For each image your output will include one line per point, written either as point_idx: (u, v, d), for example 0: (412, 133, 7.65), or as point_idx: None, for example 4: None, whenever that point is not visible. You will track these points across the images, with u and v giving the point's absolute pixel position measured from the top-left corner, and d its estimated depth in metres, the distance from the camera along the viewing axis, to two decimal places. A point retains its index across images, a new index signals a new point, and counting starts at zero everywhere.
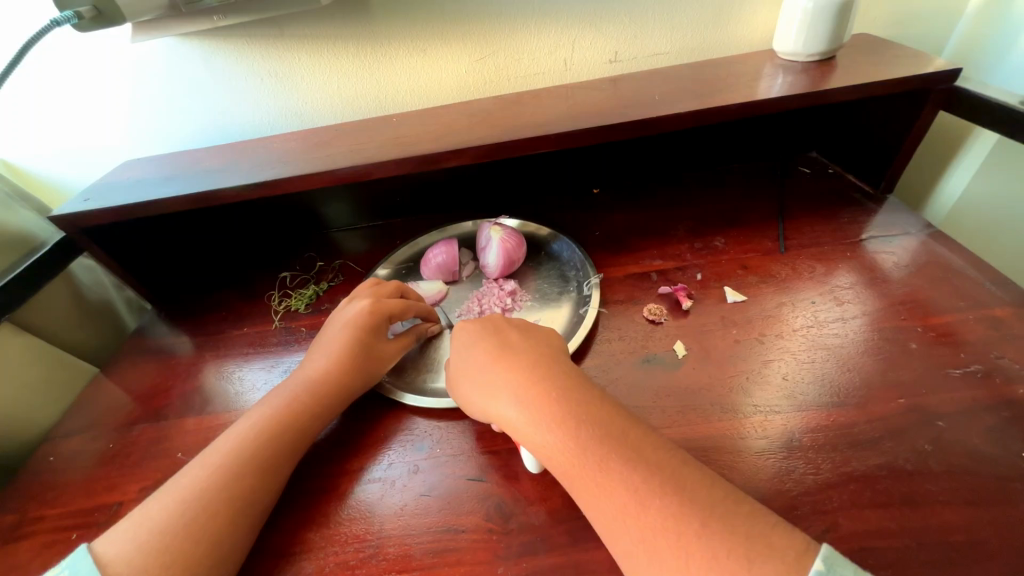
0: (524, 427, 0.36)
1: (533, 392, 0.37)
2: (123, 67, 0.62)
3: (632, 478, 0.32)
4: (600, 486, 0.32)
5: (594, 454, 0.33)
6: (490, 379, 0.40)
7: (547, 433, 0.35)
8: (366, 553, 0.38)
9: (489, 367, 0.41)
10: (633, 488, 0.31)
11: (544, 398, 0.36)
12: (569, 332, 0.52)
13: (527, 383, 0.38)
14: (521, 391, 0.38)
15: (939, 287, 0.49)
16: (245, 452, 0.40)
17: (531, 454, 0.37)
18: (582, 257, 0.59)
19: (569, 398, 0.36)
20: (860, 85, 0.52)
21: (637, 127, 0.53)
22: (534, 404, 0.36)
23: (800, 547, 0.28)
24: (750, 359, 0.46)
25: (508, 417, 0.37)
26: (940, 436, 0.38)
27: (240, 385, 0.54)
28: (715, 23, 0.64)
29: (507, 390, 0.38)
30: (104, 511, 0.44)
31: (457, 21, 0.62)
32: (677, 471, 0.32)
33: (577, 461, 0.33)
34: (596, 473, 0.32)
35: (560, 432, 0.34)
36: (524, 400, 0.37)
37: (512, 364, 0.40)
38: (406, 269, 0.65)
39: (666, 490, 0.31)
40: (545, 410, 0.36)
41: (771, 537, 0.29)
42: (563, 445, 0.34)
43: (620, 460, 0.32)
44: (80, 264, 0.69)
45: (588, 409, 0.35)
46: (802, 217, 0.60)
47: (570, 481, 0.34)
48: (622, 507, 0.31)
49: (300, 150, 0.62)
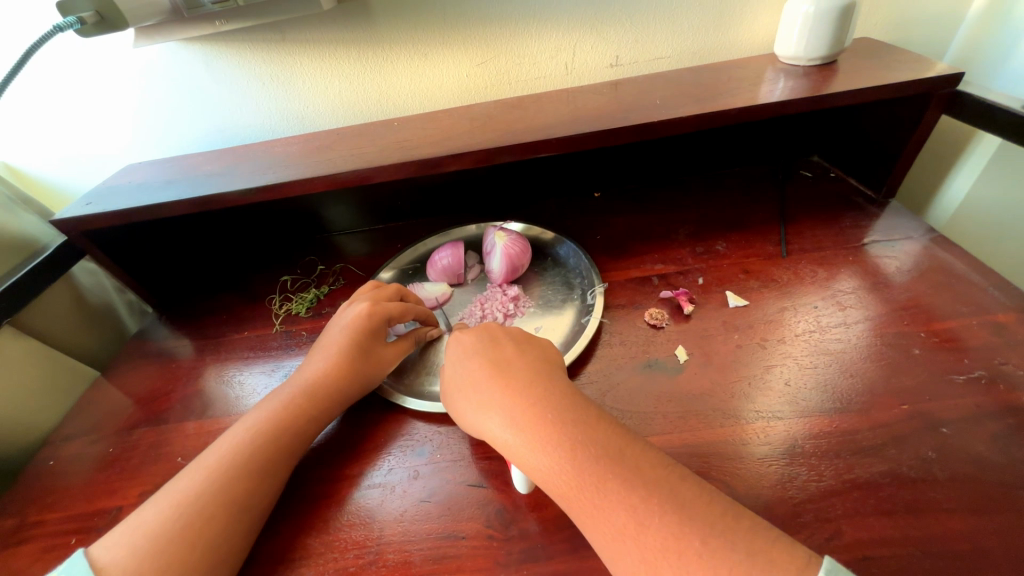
0: (519, 448, 0.36)
1: (527, 412, 0.37)
2: (128, 72, 0.62)
3: (629, 497, 0.31)
4: (597, 507, 0.32)
5: (590, 475, 0.33)
6: (484, 395, 0.40)
7: (541, 454, 0.35)
8: (366, 559, 0.38)
9: (483, 383, 0.41)
10: (630, 508, 0.31)
11: (537, 417, 0.36)
12: (570, 342, 0.52)
13: (522, 403, 0.38)
14: (515, 412, 0.37)
15: (941, 292, 0.49)
16: (244, 456, 0.40)
17: (524, 473, 0.37)
18: (588, 263, 0.59)
19: (567, 418, 0.36)
20: (862, 90, 0.51)
21: (639, 131, 0.53)
22: (528, 425, 0.36)
23: (801, 562, 0.28)
24: (751, 365, 0.46)
25: (503, 437, 0.37)
26: (943, 443, 0.38)
27: (241, 389, 0.54)
28: (716, 27, 0.64)
29: (501, 409, 0.38)
30: (103, 516, 0.44)
31: (460, 26, 0.62)
32: (675, 486, 0.32)
33: (574, 483, 0.33)
34: (594, 492, 0.32)
35: (556, 453, 0.34)
36: (518, 420, 0.37)
37: (509, 383, 0.39)
38: (413, 269, 0.66)
39: (665, 508, 0.31)
40: (539, 432, 0.36)
41: (772, 553, 0.28)
42: (559, 467, 0.34)
43: (618, 480, 0.32)
44: (82, 267, 0.69)
45: (584, 428, 0.35)
46: (802, 221, 0.60)
47: (568, 503, 0.33)
48: (621, 527, 0.31)
49: (301, 154, 0.62)
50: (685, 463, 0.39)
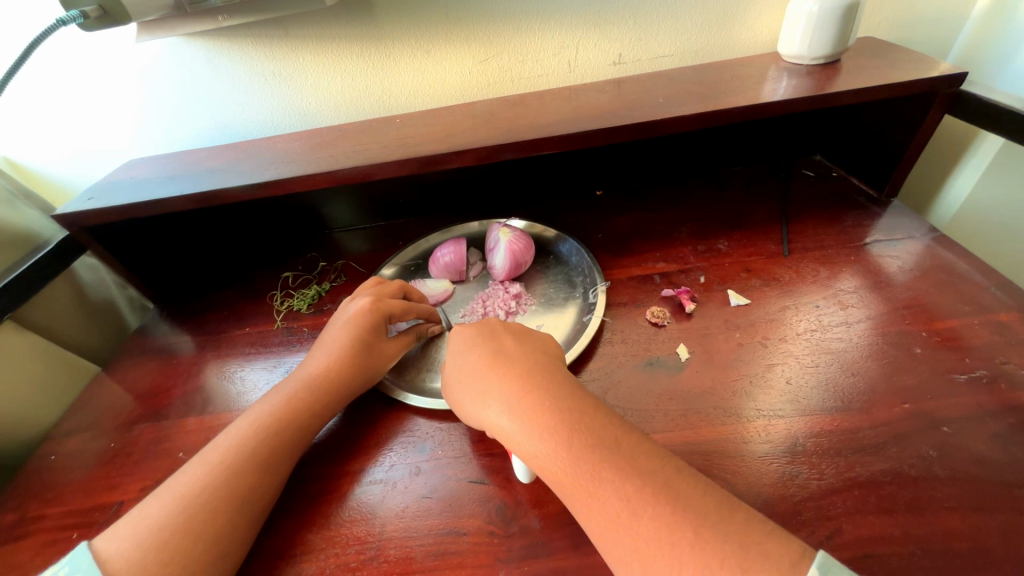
0: (517, 435, 0.36)
1: (525, 401, 0.37)
2: (130, 67, 0.62)
3: (625, 486, 0.31)
4: (593, 494, 0.32)
5: (586, 464, 0.33)
6: (483, 384, 0.40)
7: (537, 442, 0.35)
8: (367, 555, 0.38)
9: (481, 373, 0.41)
10: (625, 497, 0.31)
11: (534, 405, 0.36)
12: (572, 339, 0.52)
13: (520, 392, 0.38)
14: (513, 400, 0.37)
15: (943, 292, 0.49)
16: (245, 451, 0.40)
17: (522, 462, 0.37)
18: (590, 262, 0.59)
19: (565, 409, 0.36)
20: (866, 89, 0.51)
21: (643, 128, 0.53)
22: (525, 414, 0.36)
23: (795, 554, 0.28)
24: (752, 363, 0.46)
25: (500, 424, 0.37)
26: (944, 442, 0.38)
27: (242, 385, 0.54)
28: (720, 25, 0.64)
29: (499, 398, 0.38)
30: (104, 511, 0.44)
31: (463, 22, 0.62)
32: (671, 478, 0.32)
33: (570, 471, 0.33)
34: (590, 481, 0.32)
35: (553, 441, 0.34)
36: (515, 407, 0.37)
37: (506, 373, 0.40)
38: (415, 266, 0.66)
39: (659, 498, 0.31)
40: (536, 420, 0.36)
41: (766, 545, 0.28)
42: (555, 454, 0.34)
43: (613, 468, 0.32)
44: (82, 263, 0.68)
45: (582, 419, 0.35)
46: (805, 220, 0.60)
47: (564, 490, 0.33)
48: (616, 516, 0.31)
49: (304, 150, 0.62)
50: (686, 461, 0.39)
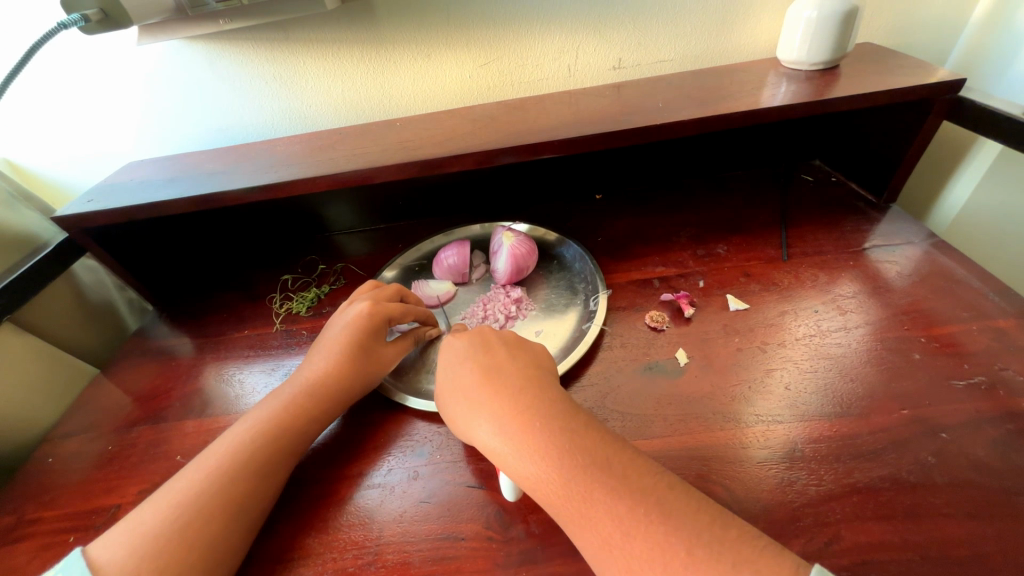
0: (508, 456, 0.36)
1: (516, 421, 0.37)
2: (131, 70, 0.62)
3: (617, 506, 0.31)
4: (585, 515, 0.32)
5: (577, 484, 0.33)
6: (475, 400, 0.40)
7: (528, 462, 0.35)
8: (366, 559, 0.37)
9: (475, 388, 0.41)
10: (617, 517, 0.31)
11: (527, 424, 0.36)
12: (570, 348, 0.51)
13: (511, 410, 0.38)
14: (504, 418, 0.38)
15: (941, 297, 0.49)
16: (243, 456, 0.40)
17: (512, 480, 0.37)
18: (593, 269, 0.59)
19: (558, 425, 0.36)
20: (866, 95, 0.51)
21: (642, 133, 0.53)
22: (516, 434, 0.36)
23: (789, 569, 0.28)
24: (751, 368, 0.46)
25: (491, 444, 0.37)
26: (943, 448, 0.38)
27: (241, 388, 0.54)
28: (719, 31, 0.64)
29: (491, 416, 0.38)
30: (102, 514, 0.44)
31: (463, 26, 0.62)
32: (664, 496, 0.32)
33: (561, 491, 0.33)
34: (580, 503, 0.32)
35: (544, 462, 0.34)
36: (507, 427, 0.37)
37: (497, 390, 0.40)
38: (418, 266, 0.66)
39: (649, 517, 0.31)
40: (528, 439, 0.36)
41: (757, 562, 0.28)
42: (546, 475, 0.34)
43: (605, 487, 0.32)
44: (82, 264, 0.69)
45: (574, 436, 0.35)
46: (804, 225, 0.60)
47: (554, 509, 0.34)
48: (608, 536, 0.31)
49: (303, 153, 0.62)
50: (684, 467, 0.39)
